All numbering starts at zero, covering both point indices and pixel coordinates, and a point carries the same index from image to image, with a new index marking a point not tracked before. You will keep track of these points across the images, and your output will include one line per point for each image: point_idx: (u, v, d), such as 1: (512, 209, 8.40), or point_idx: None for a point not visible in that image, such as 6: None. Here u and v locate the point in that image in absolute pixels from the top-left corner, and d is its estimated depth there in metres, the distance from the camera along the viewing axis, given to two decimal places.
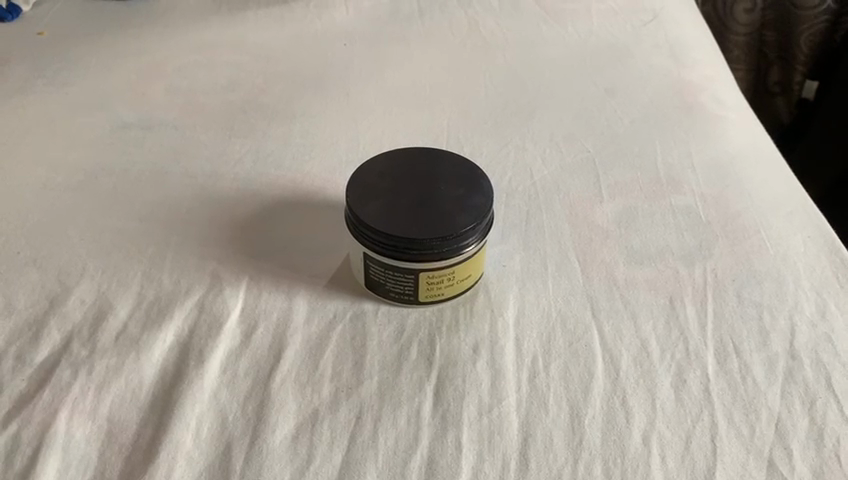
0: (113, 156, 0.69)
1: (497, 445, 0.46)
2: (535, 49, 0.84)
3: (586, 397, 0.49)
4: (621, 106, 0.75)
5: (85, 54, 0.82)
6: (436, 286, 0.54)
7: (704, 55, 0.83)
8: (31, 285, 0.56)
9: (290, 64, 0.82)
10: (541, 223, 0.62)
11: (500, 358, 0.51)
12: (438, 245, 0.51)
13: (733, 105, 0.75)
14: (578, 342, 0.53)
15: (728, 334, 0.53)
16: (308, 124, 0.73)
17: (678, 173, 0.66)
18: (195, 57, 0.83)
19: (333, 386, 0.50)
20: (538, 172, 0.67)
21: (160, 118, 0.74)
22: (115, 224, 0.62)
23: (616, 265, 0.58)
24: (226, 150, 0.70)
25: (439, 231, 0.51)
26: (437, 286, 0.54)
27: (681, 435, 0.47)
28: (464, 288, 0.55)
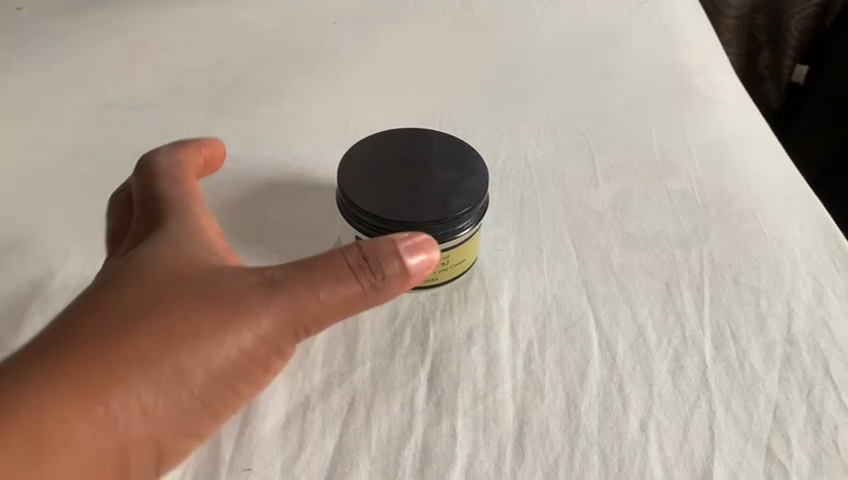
0: (97, 137, 0.67)
1: (492, 433, 0.46)
2: (528, 29, 0.82)
3: (583, 384, 0.48)
4: (616, 88, 0.74)
5: (68, 30, 0.80)
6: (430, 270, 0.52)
7: (698, 37, 0.81)
8: (11, 269, 0.55)
9: (278, 43, 0.80)
10: (536, 208, 0.61)
11: (495, 344, 0.50)
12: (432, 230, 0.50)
13: (728, 88, 0.74)
14: (574, 327, 0.52)
15: (724, 319, 0.52)
16: (297, 105, 0.72)
17: (674, 156, 0.65)
18: (181, 34, 0.81)
19: (325, 373, 0.49)
20: (532, 154, 0.66)
21: (145, 98, 0.72)
22: (99, 206, 0.60)
23: (612, 250, 0.57)
24: (213, 132, 0.69)
25: (433, 215, 0.50)
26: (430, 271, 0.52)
27: (678, 422, 0.47)
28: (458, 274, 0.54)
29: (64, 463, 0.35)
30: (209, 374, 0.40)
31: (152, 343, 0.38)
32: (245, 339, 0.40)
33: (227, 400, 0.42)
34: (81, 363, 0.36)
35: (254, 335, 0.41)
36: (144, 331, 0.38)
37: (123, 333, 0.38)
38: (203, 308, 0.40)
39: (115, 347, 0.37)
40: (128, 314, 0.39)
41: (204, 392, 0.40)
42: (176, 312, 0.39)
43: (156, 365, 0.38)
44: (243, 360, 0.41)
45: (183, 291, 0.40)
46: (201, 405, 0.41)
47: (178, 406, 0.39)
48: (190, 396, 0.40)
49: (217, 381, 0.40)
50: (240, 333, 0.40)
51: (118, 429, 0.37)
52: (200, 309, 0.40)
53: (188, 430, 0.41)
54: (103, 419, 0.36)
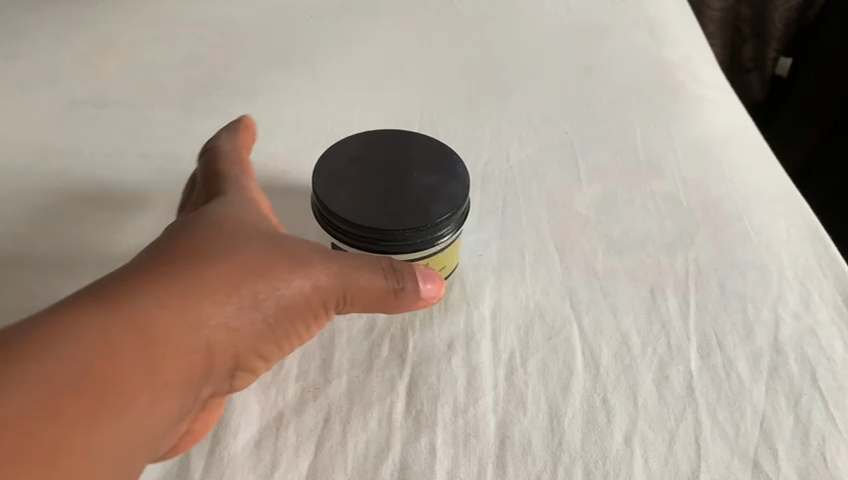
0: (64, 138, 0.65)
1: (473, 449, 0.44)
2: (510, 24, 0.80)
3: (566, 395, 0.47)
4: (600, 85, 0.72)
5: (36, 25, 0.78)
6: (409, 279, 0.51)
7: (683, 32, 0.80)
8: None
9: (254, 37, 0.77)
10: (519, 211, 0.59)
11: (476, 355, 0.49)
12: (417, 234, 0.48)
13: (713, 86, 0.73)
14: (557, 336, 0.50)
15: (710, 327, 0.51)
16: (272, 103, 0.69)
17: (659, 157, 0.64)
18: (152, 28, 0.78)
19: (299, 386, 0.47)
20: (514, 155, 0.64)
21: (115, 96, 0.70)
22: (66, 212, 0.58)
23: (596, 254, 0.56)
24: (185, 131, 0.66)
25: (418, 218, 0.48)
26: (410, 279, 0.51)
27: (664, 435, 0.45)
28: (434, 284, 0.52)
29: (152, 369, 0.35)
30: (281, 303, 0.41)
31: (232, 269, 0.39)
32: (312, 278, 0.42)
33: (284, 339, 0.42)
34: (173, 285, 0.37)
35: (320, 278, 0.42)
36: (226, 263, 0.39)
37: (206, 259, 0.39)
38: (274, 245, 0.42)
39: (201, 268, 0.38)
40: (207, 246, 0.40)
41: (271, 321, 0.41)
42: (254, 251, 0.41)
43: (236, 291, 0.39)
44: (310, 303, 0.42)
45: (256, 235, 0.42)
46: (267, 338, 0.41)
47: (250, 332, 0.40)
48: (261, 323, 0.40)
49: (286, 316, 0.41)
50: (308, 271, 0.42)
51: (205, 336, 0.37)
52: (270, 247, 0.41)
53: (247, 364, 0.41)
54: (193, 323, 0.37)
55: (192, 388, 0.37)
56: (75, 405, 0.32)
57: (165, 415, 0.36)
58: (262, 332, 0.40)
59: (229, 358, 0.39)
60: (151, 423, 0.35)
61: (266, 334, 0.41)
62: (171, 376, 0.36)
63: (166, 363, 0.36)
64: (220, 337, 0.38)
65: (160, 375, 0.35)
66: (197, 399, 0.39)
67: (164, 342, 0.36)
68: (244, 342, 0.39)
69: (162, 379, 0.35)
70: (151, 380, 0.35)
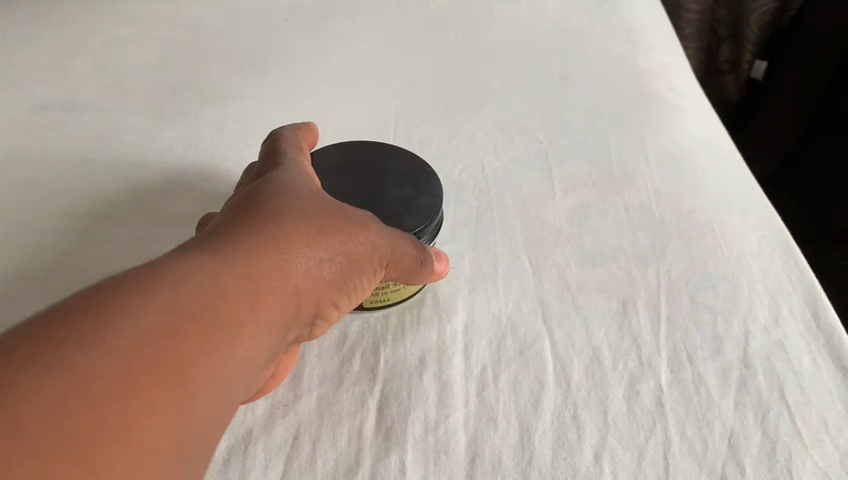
0: (31, 145, 0.64)
1: (443, 466, 0.44)
2: (486, 29, 0.80)
3: (537, 411, 0.47)
4: (575, 92, 0.72)
5: (4, 27, 0.77)
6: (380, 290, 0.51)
7: (658, 40, 0.80)
8: None
9: (227, 40, 0.76)
10: (492, 221, 0.59)
11: (447, 369, 0.49)
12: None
13: (688, 94, 0.73)
14: (528, 351, 0.50)
15: (681, 341, 0.51)
16: (244, 107, 0.69)
17: (632, 167, 0.64)
18: (124, 29, 0.77)
19: (268, 403, 0.47)
20: (488, 164, 0.64)
21: (83, 100, 0.69)
22: (34, 223, 0.58)
23: (569, 266, 0.56)
24: (156, 136, 0.65)
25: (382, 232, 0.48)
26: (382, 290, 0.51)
27: (634, 451, 0.45)
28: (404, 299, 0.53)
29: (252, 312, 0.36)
30: (349, 257, 0.43)
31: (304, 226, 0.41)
32: (369, 236, 0.44)
33: (350, 294, 0.44)
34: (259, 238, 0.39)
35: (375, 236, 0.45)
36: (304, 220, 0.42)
37: (277, 219, 0.41)
38: (334, 206, 0.44)
39: (279, 225, 0.40)
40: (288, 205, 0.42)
41: (341, 275, 0.43)
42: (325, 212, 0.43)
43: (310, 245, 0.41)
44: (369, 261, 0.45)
45: (320, 198, 0.44)
46: (338, 290, 0.43)
47: (326, 282, 0.41)
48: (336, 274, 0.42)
49: (354, 269, 0.44)
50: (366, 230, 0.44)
51: (293, 284, 0.39)
52: (331, 209, 0.44)
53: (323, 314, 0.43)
54: (283, 271, 0.39)
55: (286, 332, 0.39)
56: (187, 332, 0.33)
57: (265, 355, 0.37)
58: (335, 284, 0.42)
59: (311, 307, 0.41)
60: (255, 364, 0.36)
61: (338, 286, 0.43)
62: (265, 316, 0.37)
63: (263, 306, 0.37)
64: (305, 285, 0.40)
65: (260, 315, 0.37)
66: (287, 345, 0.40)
67: (258, 288, 0.37)
68: (323, 291, 0.41)
69: (262, 320, 0.37)
70: (255, 321, 0.36)
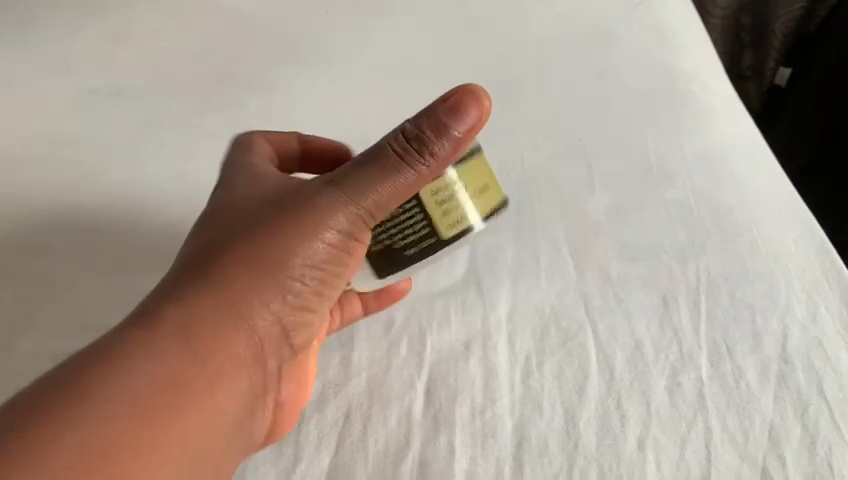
0: (78, 126, 0.65)
1: (490, 449, 0.46)
2: (524, 27, 0.81)
3: (581, 399, 0.48)
4: (612, 91, 0.73)
5: (51, 14, 0.78)
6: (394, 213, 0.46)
7: (694, 42, 0.81)
8: (32, 272, 0.54)
9: (268, 32, 0.78)
10: (534, 215, 0.60)
11: (493, 356, 0.50)
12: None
13: (723, 97, 0.74)
14: (571, 341, 0.51)
15: (720, 336, 0.52)
16: (288, 97, 0.70)
17: (670, 165, 0.65)
18: (167, 19, 0.78)
19: (320, 382, 0.49)
20: (528, 159, 0.65)
21: (130, 85, 0.70)
22: (82, 201, 0.59)
23: (610, 259, 0.57)
24: (202, 123, 0.67)
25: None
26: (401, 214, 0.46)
27: (675, 440, 0.46)
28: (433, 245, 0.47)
29: (207, 352, 0.39)
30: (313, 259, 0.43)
31: (252, 245, 0.41)
32: (344, 218, 0.43)
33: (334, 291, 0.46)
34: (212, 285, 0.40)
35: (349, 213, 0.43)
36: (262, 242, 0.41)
37: (231, 240, 0.42)
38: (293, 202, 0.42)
39: (228, 265, 0.41)
40: (245, 229, 0.42)
41: (316, 272, 0.44)
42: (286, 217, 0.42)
43: (263, 264, 0.41)
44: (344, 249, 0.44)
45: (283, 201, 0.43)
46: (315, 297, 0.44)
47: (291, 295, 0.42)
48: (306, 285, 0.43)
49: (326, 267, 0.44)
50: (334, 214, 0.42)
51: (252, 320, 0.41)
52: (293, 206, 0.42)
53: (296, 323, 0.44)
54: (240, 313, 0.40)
55: (255, 353, 0.42)
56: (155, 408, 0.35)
57: (237, 380, 0.40)
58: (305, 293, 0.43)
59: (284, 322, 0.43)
60: (227, 395, 0.40)
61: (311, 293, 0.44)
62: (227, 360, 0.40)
63: (214, 342, 0.39)
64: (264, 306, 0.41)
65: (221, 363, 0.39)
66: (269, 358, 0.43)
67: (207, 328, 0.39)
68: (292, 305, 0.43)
69: (217, 357, 0.39)
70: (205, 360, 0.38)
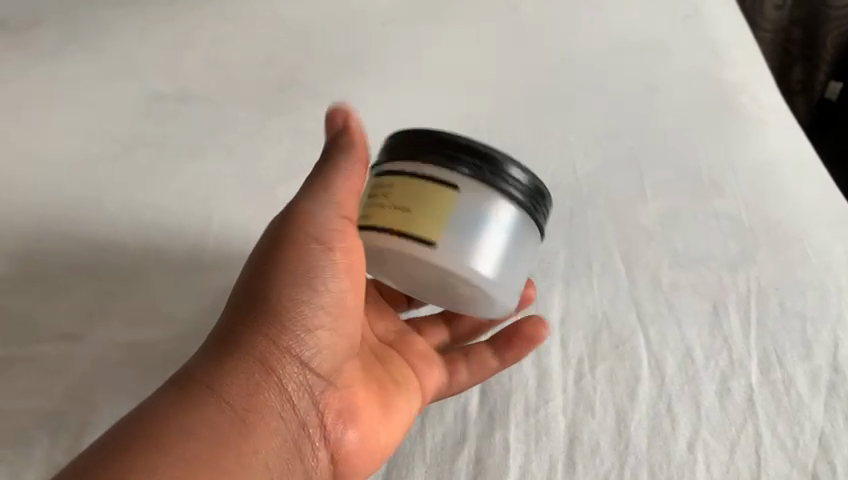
0: (147, 129, 0.69)
1: (544, 446, 0.48)
2: (574, 37, 0.83)
3: (633, 401, 0.49)
4: (661, 101, 0.74)
5: (120, 21, 0.82)
6: (365, 207, 0.48)
7: (743, 54, 0.82)
8: (107, 264, 0.57)
9: (326, 41, 0.81)
10: (585, 222, 0.62)
11: (545, 358, 0.52)
12: (461, 141, 0.46)
13: (774, 108, 0.74)
14: (623, 346, 0.52)
15: (770, 344, 0.53)
16: (346, 104, 0.72)
17: (721, 176, 0.66)
18: (230, 27, 0.82)
19: None
20: (580, 167, 0.67)
21: (195, 90, 0.73)
22: (153, 199, 0.61)
23: (661, 267, 0.58)
24: (264, 127, 0.69)
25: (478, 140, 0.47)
26: (375, 207, 0.48)
27: (725, 444, 0.48)
28: (405, 230, 0.46)
29: (224, 395, 0.41)
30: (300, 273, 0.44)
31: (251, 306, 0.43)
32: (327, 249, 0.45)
33: (348, 310, 0.46)
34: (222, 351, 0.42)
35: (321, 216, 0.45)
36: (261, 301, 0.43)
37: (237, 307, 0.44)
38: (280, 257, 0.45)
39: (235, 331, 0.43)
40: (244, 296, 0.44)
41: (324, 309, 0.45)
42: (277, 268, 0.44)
43: (256, 310, 0.43)
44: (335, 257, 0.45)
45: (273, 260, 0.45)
46: (325, 317, 0.45)
47: (293, 315, 0.44)
48: (304, 305, 0.44)
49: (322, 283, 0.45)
50: (311, 237, 0.45)
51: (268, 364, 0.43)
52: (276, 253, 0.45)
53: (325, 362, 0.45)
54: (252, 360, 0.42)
55: (278, 383, 0.43)
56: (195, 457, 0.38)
57: (265, 411, 0.42)
58: (311, 314, 0.44)
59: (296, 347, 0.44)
60: (260, 428, 0.41)
61: (316, 313, 0.45)
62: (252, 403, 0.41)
63: (223, 377, 0.41)
64: (265, 330, 0.43)
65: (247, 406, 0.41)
66: (301, 393, 0.44)
67: (213, 368, 0.42)
68: (300, 327, 0.44)
69: (230, 390, 0.41)
70: (220, 396, 0.41)
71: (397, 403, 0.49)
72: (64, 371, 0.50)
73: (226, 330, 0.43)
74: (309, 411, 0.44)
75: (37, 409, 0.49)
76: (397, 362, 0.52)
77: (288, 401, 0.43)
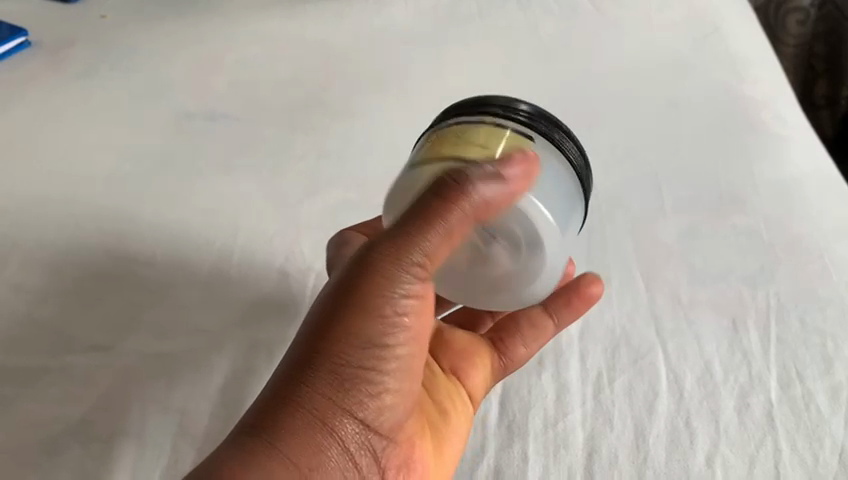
0: (175, 146, 0.71)
1: (562, 459, 0.48)
2: (595, 55, 0.84)
3: (651, 416, 0.50)
4: (681, 118, 0.75)
5: (150, 43, 0.85)
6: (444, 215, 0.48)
7: (764, 69, 0.82)
8: (137, 277, 0.58)
9: (351, 60, 0.82)
10: (605, 237, 0.62)
11: (564, 371, 0.53)
12: (508, 114, 0.47)
13: (793, 123, 0.75)
14: (641, 360, 0.53)
15: (791, 359, 0.53)
16: (368, 121, 0.74)
17: (741, 192, 0.66)
18: (256, 48, 0.84)
19: None
20: (599, 183, 0.67)
21: (222, 108, 0.75)
22: (180, 215, 0.63)
23: (680, 282, 0.58)
24: (289, 145, 0.71)
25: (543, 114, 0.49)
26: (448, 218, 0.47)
27: (744, 459, 0.48)
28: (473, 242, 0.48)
29: (296, 454, 0.38)
30: (378, 331, 0.41)
31: (330, 359, 0.40)
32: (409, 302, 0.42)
33: (413, 368, 0.44)
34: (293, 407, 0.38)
35: (406, 275, 0.41)
36: (341, 355, 0.40)
37: (310, 358, 0.39)
38: (363, 312, 0.41)
39: (306, 385, 0.39)
40: (320, 346, 0.40)
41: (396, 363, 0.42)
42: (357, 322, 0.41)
43: (335, 365, 0.40)
44: (409, 318, 0.43)
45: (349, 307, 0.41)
46: (393, 373, 0.42)
47: (363, 373, 0.41)
48: (376, 363, 0.41)
49: (399, 340, 0.42)
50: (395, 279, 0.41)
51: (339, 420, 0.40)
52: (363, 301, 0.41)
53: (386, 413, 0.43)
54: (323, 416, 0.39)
55: (345, 439, 0.40)
56: None
57: (330, 470, 0.39)
58: (381, 372, 0.42)
59: (368, 402, 0.41)
60: None
61: (388, 367, 0.42)
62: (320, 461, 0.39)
63: (292, 434, 0.38)
64: (339, 387, 0.40)
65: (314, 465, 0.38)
66: (362, 451, 0.42)
67: (282, 425, 0.38)
68: (372, 382, 0.41)
69: (304, 450, 0.38)
70: (292, 457, 0.37)
71: (449, 440, 0.48)
72: (95, 381, 0.51)
73: (295, 383, 0.39)
74: (369, 467, 0.42)
75: (67, 417, 0.49)
76: (456, 388, 0.51)
77: (351, 458, 0.41)
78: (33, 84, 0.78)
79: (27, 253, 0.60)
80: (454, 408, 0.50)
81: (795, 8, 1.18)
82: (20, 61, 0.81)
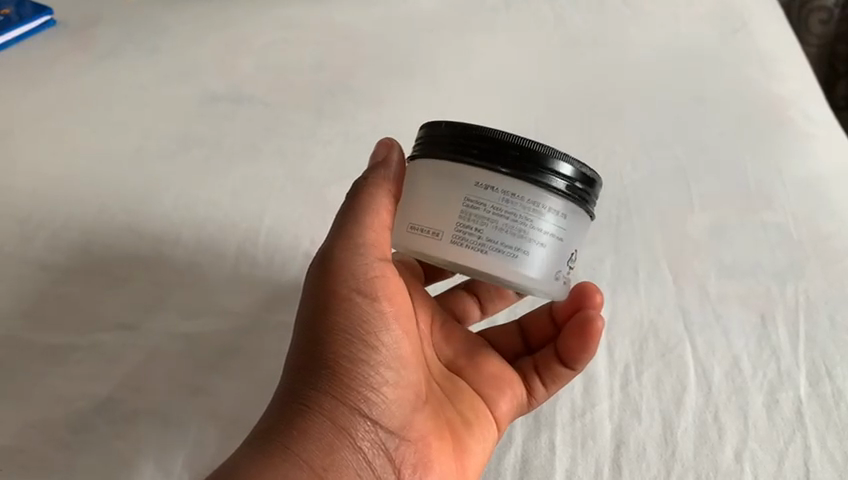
0: (200, 128, 0.70)
1: (590, 450, 0.48)
2: (622, 48, 0.83)
3: (679, 410, 0.49)
4: (708, 112, 0.74)
5: (176, 25, 0.85)
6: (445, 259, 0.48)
7: (793, 66, 0.81)
8: (163, 258, 0.58)
9: (376, 47, 0.82)
10: (632, 229, 0.62)
11: (592, 364, 0.52)
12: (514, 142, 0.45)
13: (822, 121, 0.74)
14: (670, 353, 0.53)
15: (820, 356, 0.52)
16: (394, 108, 0.73)
17: (770, 188, 0.65)
18: (281, 33, 0.84)
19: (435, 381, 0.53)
20: (627, 176, 0.67)
21: (247, 92, 0.75)
22: (205, 197, 0.63)
23: (707, 277, 0.58)
24: (315, 130, 0.71)
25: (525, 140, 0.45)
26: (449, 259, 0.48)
27: (772, 455, 0.47)
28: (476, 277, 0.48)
29: (305, 454, 0.39)
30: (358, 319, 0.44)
31: (314, 359, 0.42)
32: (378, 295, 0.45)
33: (405, 358, 0.46)
34: (293, 413, 0.40)
35: (368, 270, 0.45)
36: (326, 355, 0.42)
37: (301, 367, 0.42)
38: (338, 311, 0.44)
39: (303, 390, 0.41)
40: (308, 353, 0.43)
41: (384, 354, 0.44)
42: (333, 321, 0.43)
43: (322, 365, 0.42)
44: (382, 308, 0.45)
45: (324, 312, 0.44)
46: (384, 365, 0.44)
47: (354, 367, 0.43)
48: (363, 355, 0.43)
49: (380, 330, 0.45)
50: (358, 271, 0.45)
51: (341, 418, 0.41)
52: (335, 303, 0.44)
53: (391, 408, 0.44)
54: (322, 417, 0.41)
55: (352, 437, 0.41)
56: None
57: (344, 469, 0.40)
58: (372, 363, 0.44)
59: (366, 395, 0.43)
60: None
61: (377, 358, 0.44)
62: (331, 460, 0.40)
63: (300, 435, 0.40)
64: (332, 384, 0.42)
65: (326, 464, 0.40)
66: (376, 450, 0.42)
67: (287, 433, 0.39)
68: (366, 373, 0.43)
69: (312, 450, 0.39)
70: (304, 457, 0.39)
71: (469, 442, 0.47)
72: (121, 359, 0.51)
73: (293, 391, 0.41)
74: (385, 466, 0.43)
75: (93, 394, 0.49)
76: (466, 393, 0.50)
77: (364, 456, 0.42)
78: (58, 63, 0.78)
79: (53, 231, 0.59)
80: (477, 419, 0.49)
81: (819, 7, 1.17)
82: (45, 40, 0.81)
